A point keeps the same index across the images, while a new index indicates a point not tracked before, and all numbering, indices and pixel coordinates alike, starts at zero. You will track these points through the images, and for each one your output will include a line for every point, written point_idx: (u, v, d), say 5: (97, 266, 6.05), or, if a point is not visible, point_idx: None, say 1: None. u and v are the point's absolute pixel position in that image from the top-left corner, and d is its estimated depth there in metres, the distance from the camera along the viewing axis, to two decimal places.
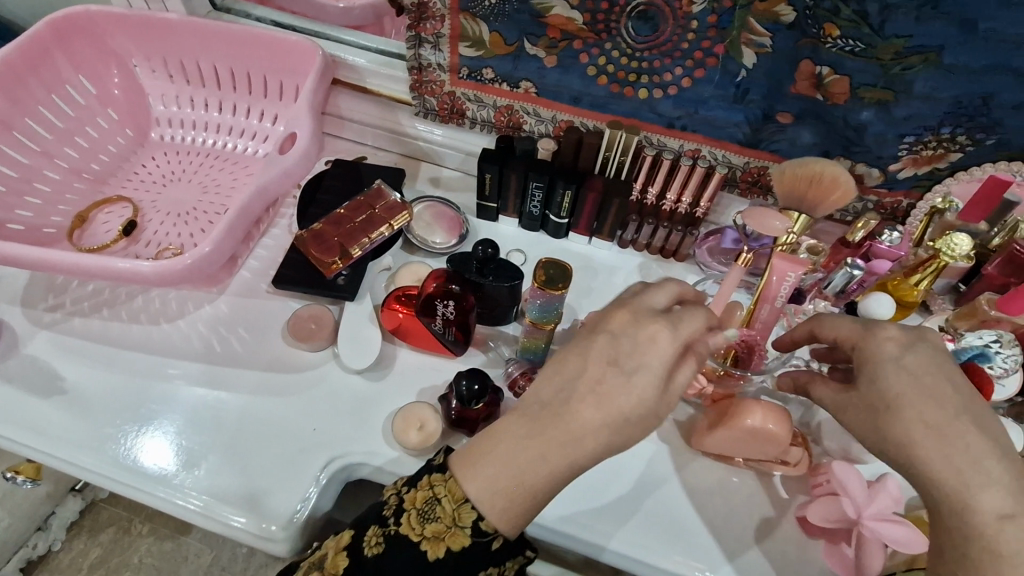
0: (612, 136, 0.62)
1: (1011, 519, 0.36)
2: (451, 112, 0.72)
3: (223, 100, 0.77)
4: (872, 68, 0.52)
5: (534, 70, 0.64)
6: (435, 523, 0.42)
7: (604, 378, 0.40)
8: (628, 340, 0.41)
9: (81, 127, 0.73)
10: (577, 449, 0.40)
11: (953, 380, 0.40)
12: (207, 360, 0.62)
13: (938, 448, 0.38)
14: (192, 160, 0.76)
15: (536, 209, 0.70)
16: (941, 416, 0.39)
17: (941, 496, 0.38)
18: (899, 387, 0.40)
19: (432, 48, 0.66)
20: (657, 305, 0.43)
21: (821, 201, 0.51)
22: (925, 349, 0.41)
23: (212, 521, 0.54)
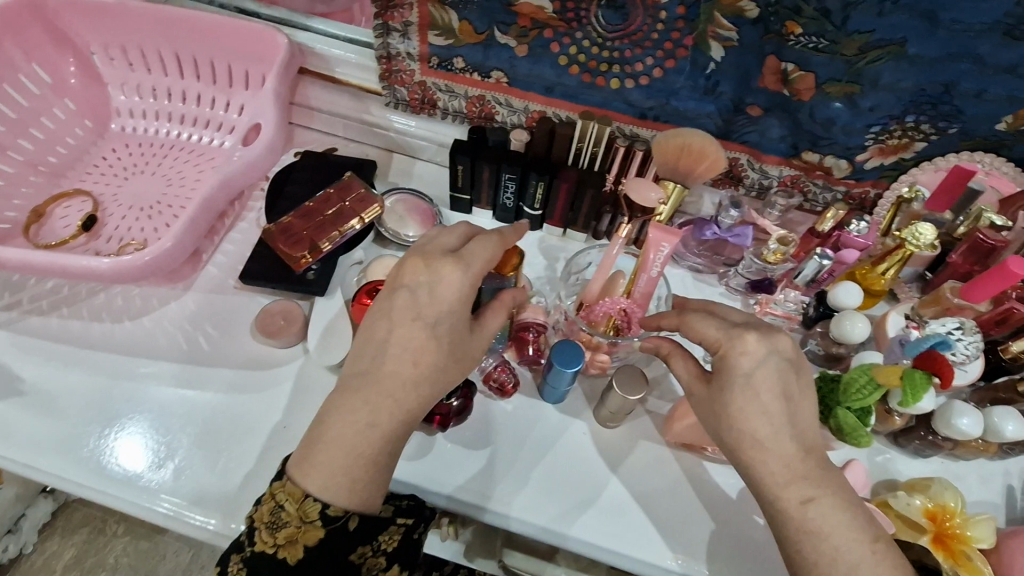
0: (584, 127, 0.63)
1: (813, 503, 0.42)
2: (422, 102, 0.70)
3: (187, 90, 0.75)
4: (835, 64, 0.52)
5: (506, 60, 0.63)
6: (286, 528, 0.44)
7: (412, 333, 0.45)
8: (426, 291, 0.45)
9: (36, 118, 0.70)
10: (398, 410, 0.45)
11: (784, 384, 0.43)
12: (172, 358, 0.60)
13: (763, 453, 0.43)
14: (154, 152, 0.74)
15: (509, 201, 0.69)
16: (768, 427, 0.43)
17: (761, 488, 0.44)
18: (738, 402, 0.43)
19: (401, 36, 0.64)
20: (448, 247, 0.47)
21: (692, 170, 0.54)
22: (774, 365, 0.44)
23: (182, 523, 0.53)
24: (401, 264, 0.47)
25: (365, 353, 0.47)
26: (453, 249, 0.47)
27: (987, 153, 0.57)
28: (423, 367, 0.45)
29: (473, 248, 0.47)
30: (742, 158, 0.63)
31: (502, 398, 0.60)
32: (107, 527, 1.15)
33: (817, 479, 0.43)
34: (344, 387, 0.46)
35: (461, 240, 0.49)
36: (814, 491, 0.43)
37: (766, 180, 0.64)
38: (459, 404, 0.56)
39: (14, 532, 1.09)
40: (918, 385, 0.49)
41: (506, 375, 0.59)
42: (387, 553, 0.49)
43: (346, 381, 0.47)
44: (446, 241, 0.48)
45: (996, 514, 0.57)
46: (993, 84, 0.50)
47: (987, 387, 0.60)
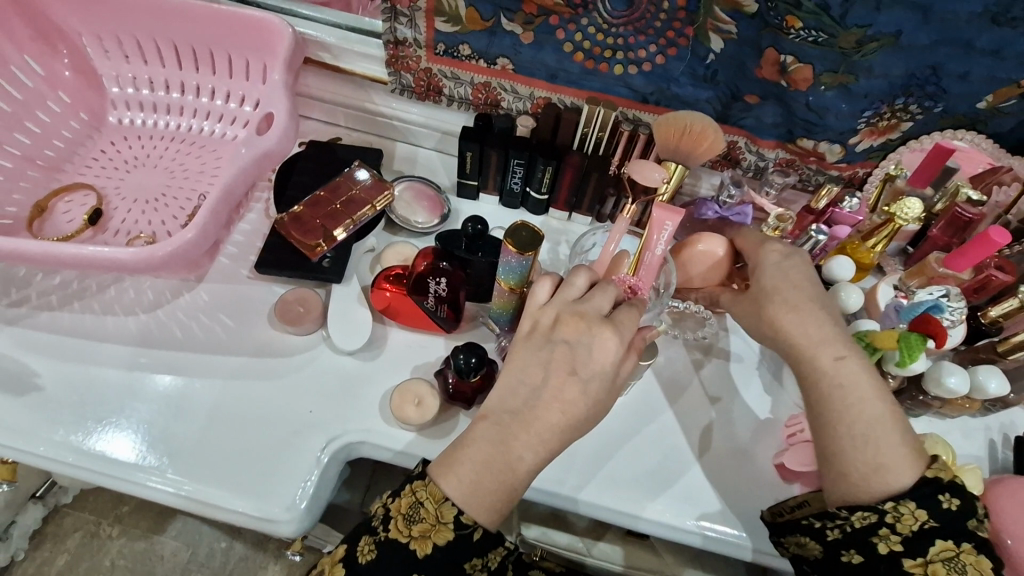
0: (591, 111, 0.64)
1: (845, 361, 0.50)
2: (427, 89, 0.71)
3: (185, 81, 0.74)
4: (832, 55, 0.55)
5: (510, 46, 0.65)
6: (421, 524, 0.45)
7: (565, 385, 0.47)
8: (584, 348, 0.48)
9: (31, 112, 0.69)
10: (542, 449, 0.47)
11: (809, 274, 0.55)
12: (165, 345, 0.61)
13: (799, 321, 0.52)
14: (154, 144, 0.73)
15: (516, 185, 0.71)
16: (802, 299, 0.53)
17: (800, 353, 0.52)
18: (773, 282, 0.55)
19: (408, 22, 0.65)
20: (604, 310, 0.49)
21: (693, 151, 0.56)
22: (796, 260, 0.56)
23: (212, 508, 0.54)
24: (556, 317, 0.49)
25: (501, 384, 0.48)
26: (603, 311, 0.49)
27: (967, 130, 0.61)
28: (570, 415, 0.47)
29: (625, 316, 0.49)
30: (740, 141, 0.66)
31: None
32: (101, 531, 1.13)
33: (847, 344, 0.51)
34: (495, 420, 0.47)
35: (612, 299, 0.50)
36: (845, 351, 0.51)
37: (763, 161, 0.67)
38: (480, 383, 0.57)
39: (6, 539, 1.07)
40: (914, 346, 0.53)
41: None
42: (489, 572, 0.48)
43: (494, 414, 0.48)
44: (602, 303, 0.49)
45: (981, 465, 0.62)
46: (975, 66, 0.54)
47: (968, 350, 0.65)
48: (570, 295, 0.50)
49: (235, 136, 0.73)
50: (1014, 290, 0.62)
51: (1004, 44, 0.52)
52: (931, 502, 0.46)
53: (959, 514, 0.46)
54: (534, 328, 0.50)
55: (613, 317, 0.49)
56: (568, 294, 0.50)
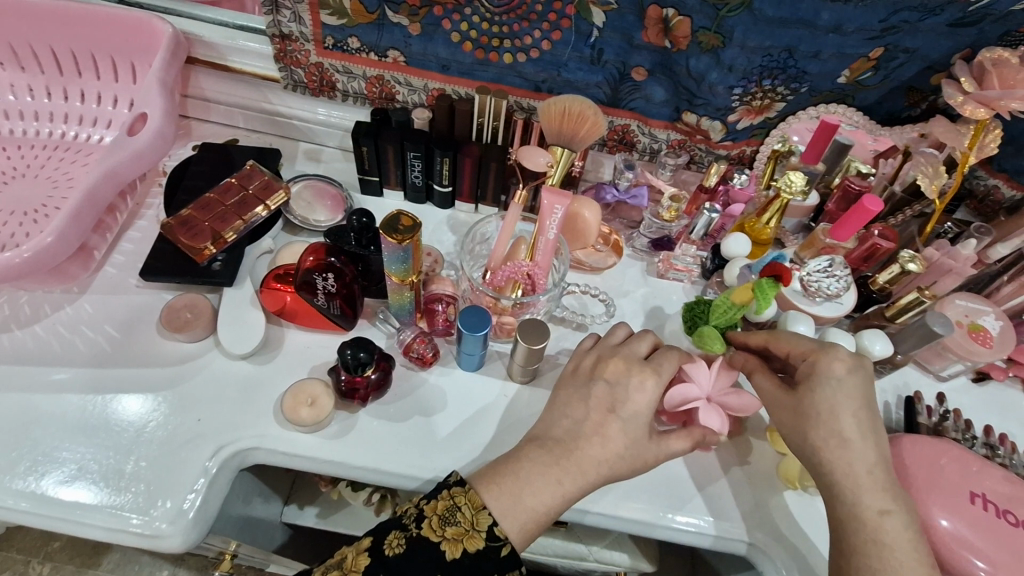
0: (481, 102, 0.64)
1: (889, 515, 0.46)
2: (320, 84, 0.70)
3: (67, 88, 0.71)
4: (707, 8, 0.55)
5: (400, 39, 0.64)
6: (456, 526, 0.46)
7: (606, 422, 0.50)
8: (623, 388, 0.51)
9: None
10: (583, 479, 0.48)
11: (868, 393, 0.49)
12: (74, 363, 0.58)
13: (843, 457, 0.48)
14: (38, 154, 0.69)
15: (418, 179, 0.70)
16: (854, 428, 0.48)
17: (842, 492, 0.48)
18: (825, 403, 0.49)
19: (293, 14, 0.64)
20: (642, 353, 0.53)
21: (575, 134, 0.57)
22: (861, 375, 0.50)
23: (128, 538, 0.51)
24: (597, 359, 0.54)
25: (544, 417, 0.53)
26: (644, 355, 0.53)
27: (839, 104, 0.63)
28: (610, 450, 0.49)
29: (664, 360, 0.52)
30: (632, 125, 0.67)
31: (422, 368, 0.60)
32: (29, 568, 1.07)
33: (893, 496, 0.47)
34: (540, 446, 0.50)
35: (652, 345, 0.55)
36: (891, 505, 0.47)
37: (656, 144, 0.69)
38: (377, 379, 0.56)
39: None
40: (766, 291, 0.53)
41: (424, 346, 0.59)
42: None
43: (542, 440, 0.50)
44: (638, 347, 0.54)
45: None
46: (825, 44, 0.56)
47: (861, 316, 0.67)
48: (613, 340, 0.55)
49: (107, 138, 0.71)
50: (897, 255, 0.65)
51: (840, 19, 0.54)
52: None
53: None
54: (577, 369, 0.55)
55: (653, 359, 0.53)
56: (611, 340, 0.56)
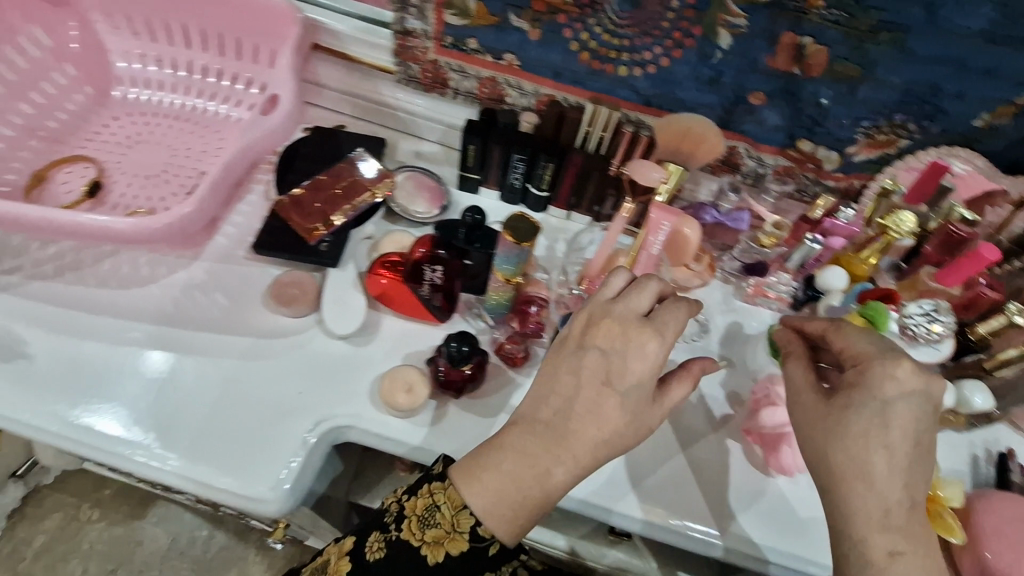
0: (594, 111, 0.65)
1: (897, 555, 0.43)
2: (433, 81, 0.71)
3: (192, 62, 0.74)
4: (848, 40, 0.54)
5: (517, 43, 0.65)
6: (435, 529, 0.46)
7: (602, 398, 0.46)
8: (619, 358, 0.46)
9: (35, 82, 0.69)
10: (573, 458, 0.46)
11: (918, 420, 0.45)
12: (188, 326, 0.61)
13: (865, 489, 0.44)
14: (159, 123, 0.73)
15: (518, 181, 0.71)
16: (884, 463, 0.44)
17: (851, 525, 0.45)
18: (858, 428, 0.45)
19: (418, 15, 0.65)
20: (641, 311, 0.48)
21: (693, 153, 0.58)
22: (916, 404, 0.45)
23: (197, 485, 0.53)
24: (589, 320, 0.49)
25: (533, 385, 0.49)
26: (643, 312, 0.48)
27: (962, 146, 0.62)
28: (607, 431, 0.46)
29: (667, 318, 0.47)
30: (739, 147, 0.67)
31: (512, 369, 0.61)
32: (81, 512, 1.12)
33: (906, 535, 0.44)
34: (529, 427, 0.47)
35: (653, 303, 0.49)
36: (904, 545, 0.43)
37: (762, 168, 0.68)
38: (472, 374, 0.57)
39: None
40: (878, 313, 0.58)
41: (517, 346, 0.60)
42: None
43: (530, 422, 0.47)
44: (639, 305, 0.48)
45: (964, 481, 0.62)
46: (971, 86, 0.56)
47: (956, 363, 0.65)
48: (609, 294, 0.50)
49: (235, 117, 0.74)
50: (1003, 308, 0.62)
51: (998, 63, 0.54)
52: None
53: None
54: (567, 335, 0.50)
55: (654, 319, 0.47)
56: (602, 295, 0.50)
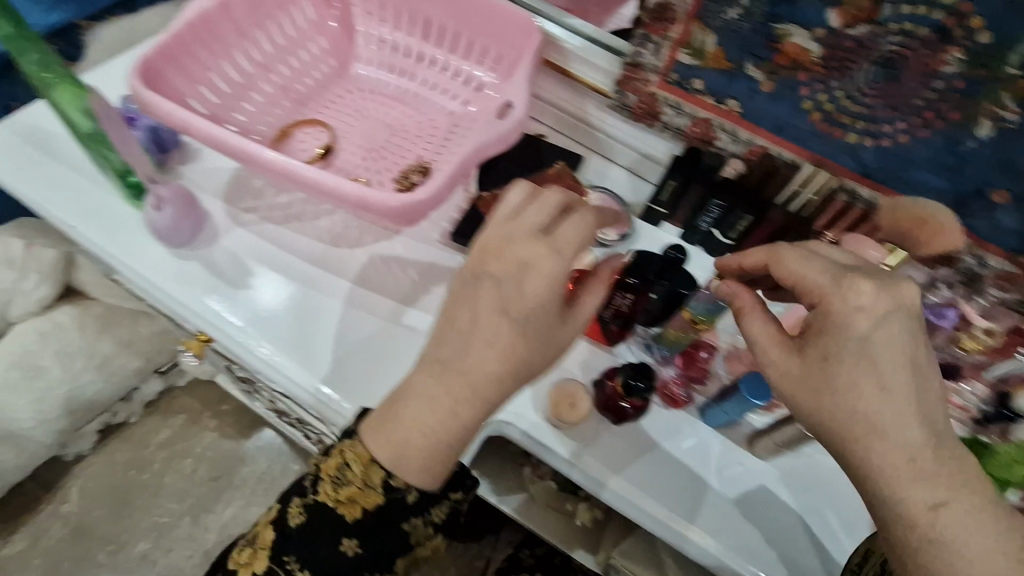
0: (811, 173, 0.65)
1: (944, 507, 0.40)
2: (646, 112, 0.71)
3: (423, 53, 0.80)
4: None
5: (744, 90, 0.65)
6: (348, 486, 0.49)
7: (499, 325, 0.46)
8: (512, 286, 0.46)
9: (296, 50, 0.78)
10: (489, 360, 0.46)
11: (903, 343, 0.44)
12: (390, 294, 0.67)
13: (878, 442, 0.42)
14: (382, 103, 0.80)
15: (706, 224, 0.71)
16: (890, 407, 0.42)
17: (878, 487, 0.42)
18: (846, 377, 0.43)
19: (654, 49, 0.66)
20: (540, 226, 0.47)
21: (922, 239, 0.61)
22: (892, 325, 0.44)
23: None
24: (484, 245, 0.47)
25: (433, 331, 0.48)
26: (542, 228, 0.47)
27: None
28: (511, 362, 0.46)
29: (567, 232, 0.46)
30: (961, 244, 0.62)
31: (670, 408, 0.64)
32: (198, 420, 1.49)
33: (950, 483, 0.41)
34: (433, 368, 0.47)
35: (555, 216, 0.47)
36: (946, 496, 0.40)
37: (982, 269, 0.63)
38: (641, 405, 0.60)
39: (127, 401, 1.45)
40: None
41: (681, 390, 0.64)
42: (436, 526, 0.51)
43: (434, 367, 0.47)
44: (537, 219, 0.47)
45: None
46: None
47: None
48: (507, 212, 0.48)
49: (450, 109, 0.79)
50: None
51: None
52: None
53: None
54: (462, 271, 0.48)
55: (553, 233, 0.47)
56: (505, 212, 0.48)
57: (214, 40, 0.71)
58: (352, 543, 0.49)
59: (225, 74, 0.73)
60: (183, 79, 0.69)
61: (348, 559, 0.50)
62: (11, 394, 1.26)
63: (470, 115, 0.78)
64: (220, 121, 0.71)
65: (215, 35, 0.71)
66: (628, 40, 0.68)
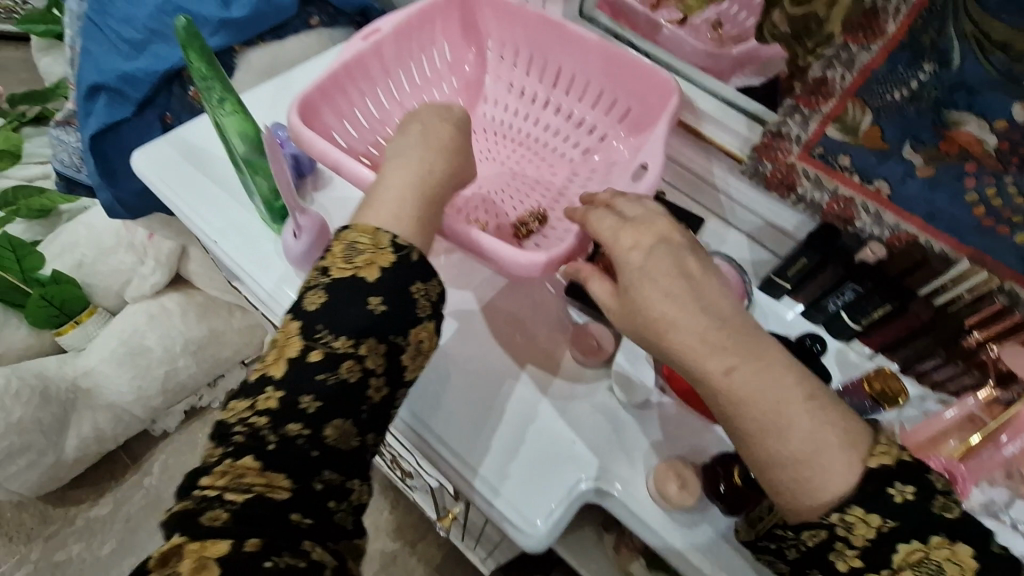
0: (966, 271, 0.58)
1: (736, 371, 0.46)
2: (781, 181, 0.68)
3: (548, 100, 0.81)
4: None
5: (898, 173, 0.60)
6: (275, 351, 0.52)
7: (409, 134, 0.61)
8: (419, 123, 0.62)
9: (429, 88, 0.81)
10: (411, 164, 0.58)
11: (677, 266, 0.50)
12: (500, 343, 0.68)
13: (712, 352, 0.47)
14: (504, 144, 0.81)
15: (835, 306, 0.67)
16: (713, 327, 0.47)
17: (689, 369, 0.48)
18: (652, 296, 0.49)
19: (802, 121, 0.64)
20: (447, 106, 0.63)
21: None
22: (663, 252, 0.51)
23: (464, 480, 0.60)
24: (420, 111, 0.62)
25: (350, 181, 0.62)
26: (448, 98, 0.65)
27: None
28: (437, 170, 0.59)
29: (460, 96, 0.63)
30: None
31: None
32: None
33: (746, 358, 0.47)
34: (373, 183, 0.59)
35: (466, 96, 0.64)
36: (736, 361, 0.46)
37: None
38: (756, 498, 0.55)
39: (213, 388, 1.55)
40: None
41: None
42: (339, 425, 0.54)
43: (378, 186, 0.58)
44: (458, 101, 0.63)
45: None
46: None
47: None
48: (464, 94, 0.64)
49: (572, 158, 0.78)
50: None
51: None
52: (885, 506, 0.43)
53: (918, 508, 0.43)
54: None
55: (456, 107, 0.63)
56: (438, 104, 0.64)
57: (363, 76, 0.75)
58: (298, 422, 0.50)
59: (365, 109, 0.76)
60: (331, 113, 0.73)
61: (313, 416, 0.50)
62: (119, 369, 1.37)
63: (591, 164, 0.78)
64: (354, 154, 0.74)
65: (365, 72, 0.75)
66: (777, 110, 0.67)
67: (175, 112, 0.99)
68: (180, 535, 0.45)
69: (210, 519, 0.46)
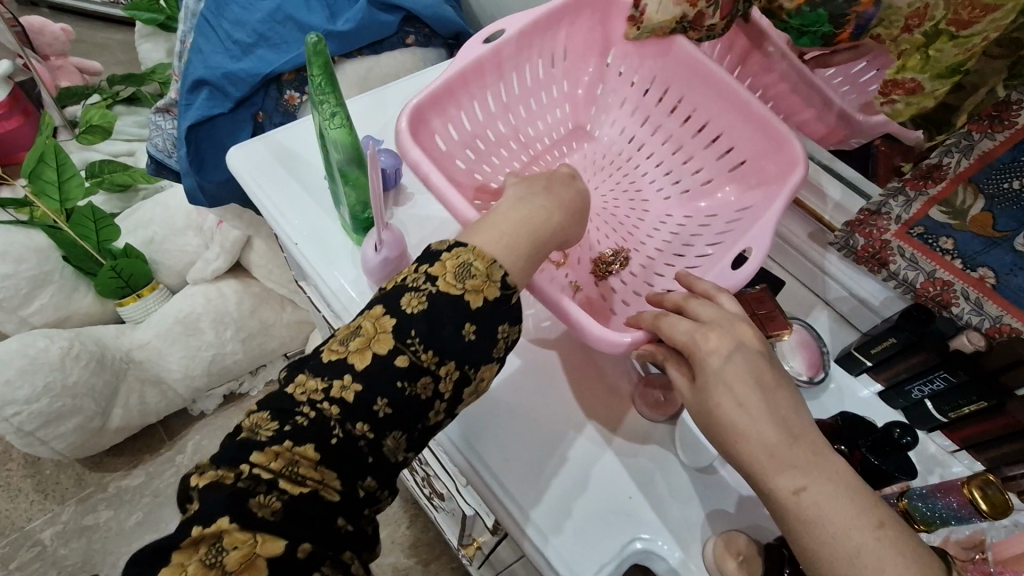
0: None
1: (806, 491, 0.44)
2: (872, 258, 0.65)
3: (657, 124, 0.81)
4: None
5: (1006, 263, 0.56)
6: (355, 343, 0.51)
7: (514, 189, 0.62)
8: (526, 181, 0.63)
9: (541, 91, 0.82)
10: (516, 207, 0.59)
11: (753, 374, 0.49)
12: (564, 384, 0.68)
13: (779, 466, 0.45)
14: (603, 163, 0.83)
15: (918, 394, 0.65)
16: (779, 435, 0.46)
17: (754, 481, 0.47)
18: (723, 402, 0.48)
19: (904, 201, 0.61)
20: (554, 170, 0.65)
21: None
22: (740, 358, 0.50)
23: (517, 527, 0.59)
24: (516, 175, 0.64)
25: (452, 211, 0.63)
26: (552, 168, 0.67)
27: None
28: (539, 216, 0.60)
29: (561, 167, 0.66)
30: None
31: None
32: None
33: (812, 473, 0.45)
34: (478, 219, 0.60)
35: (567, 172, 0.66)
36: (806, 481, 0.44)
37: None
38: None
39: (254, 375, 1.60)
40: None
41: None
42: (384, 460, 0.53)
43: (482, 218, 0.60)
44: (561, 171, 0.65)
45: None
46: None
47: None
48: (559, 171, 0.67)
49: (667, 193, 0.80)
50: None
51: None
52: None
53: None
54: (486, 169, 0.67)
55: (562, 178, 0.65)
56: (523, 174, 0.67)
57: (477, 80, 0.76)
58: (366, 424, 0.50)
59: (474, 111, 0.77)
60: (439, 116, 0.73)
61: (381, 422, 0.50)
62: (169, 348, 1.41)
63: (685, 202, 0.78)
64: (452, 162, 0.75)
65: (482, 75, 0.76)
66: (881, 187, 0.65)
67: (268, 112, 1.05)
68: (228, 520, 0.43)
69: (257, 506, 0.45)
